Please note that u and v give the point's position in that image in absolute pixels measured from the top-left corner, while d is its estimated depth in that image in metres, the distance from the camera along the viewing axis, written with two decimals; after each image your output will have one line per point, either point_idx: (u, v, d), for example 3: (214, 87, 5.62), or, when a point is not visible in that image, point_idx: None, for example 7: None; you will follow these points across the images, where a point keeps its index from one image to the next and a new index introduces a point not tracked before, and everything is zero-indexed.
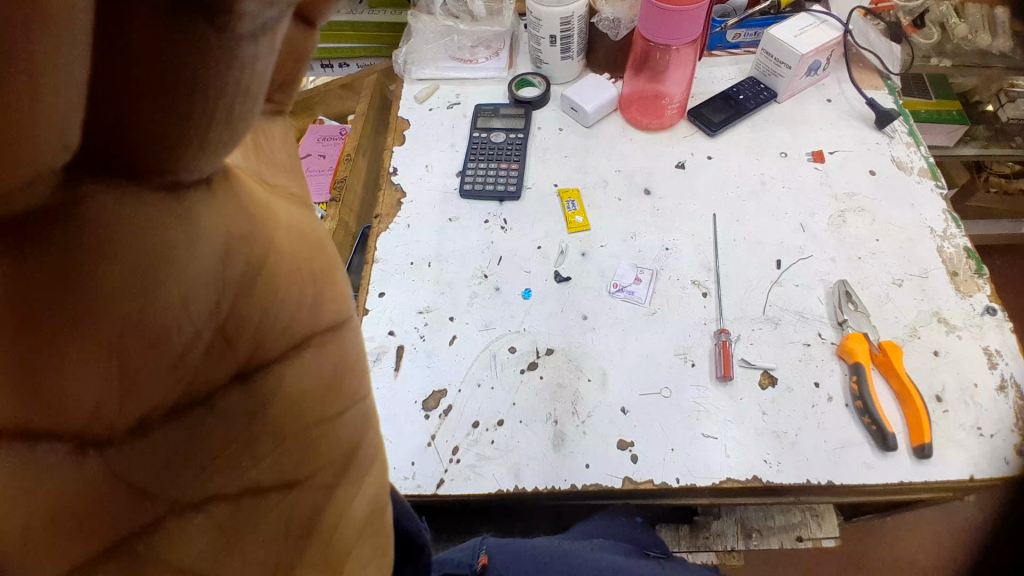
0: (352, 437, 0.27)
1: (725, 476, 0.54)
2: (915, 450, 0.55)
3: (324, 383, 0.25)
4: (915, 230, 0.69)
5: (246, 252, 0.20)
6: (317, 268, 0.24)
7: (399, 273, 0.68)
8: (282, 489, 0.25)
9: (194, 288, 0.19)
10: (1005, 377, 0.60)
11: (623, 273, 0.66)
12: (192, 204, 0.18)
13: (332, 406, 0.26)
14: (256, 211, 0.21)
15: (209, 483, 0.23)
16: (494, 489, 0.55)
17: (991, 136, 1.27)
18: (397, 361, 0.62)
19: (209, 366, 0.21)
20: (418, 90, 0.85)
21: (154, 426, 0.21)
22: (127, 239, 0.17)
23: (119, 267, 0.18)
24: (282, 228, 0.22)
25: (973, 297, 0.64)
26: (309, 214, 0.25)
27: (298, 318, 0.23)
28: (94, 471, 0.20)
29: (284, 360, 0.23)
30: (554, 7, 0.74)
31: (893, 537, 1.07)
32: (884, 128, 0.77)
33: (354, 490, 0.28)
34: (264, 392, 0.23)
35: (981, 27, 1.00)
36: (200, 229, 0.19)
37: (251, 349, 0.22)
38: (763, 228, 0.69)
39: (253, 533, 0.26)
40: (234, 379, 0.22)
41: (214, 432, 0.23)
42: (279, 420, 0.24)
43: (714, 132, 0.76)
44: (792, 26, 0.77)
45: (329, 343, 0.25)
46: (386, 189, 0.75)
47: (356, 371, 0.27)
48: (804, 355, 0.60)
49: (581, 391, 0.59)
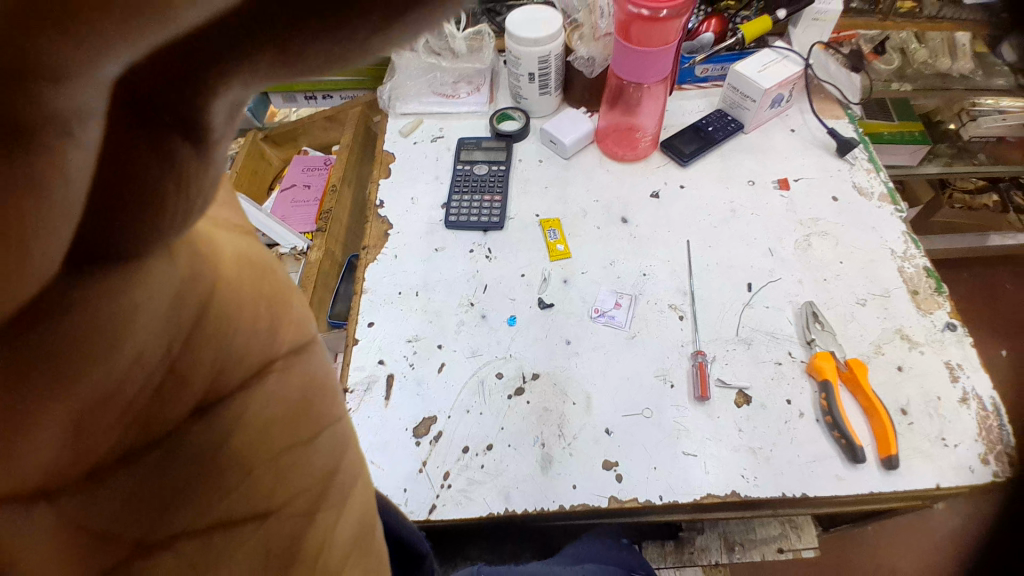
0: (327, 461, 0.25)
1: (705, 492, 0.57)
2: (884, 462, 0.58)
3: (291, 407, 0.23)
4: (877, 253, 0.73)
5: (200, 290, 0.19)
6: (268, 297, 0.23)
7: (388, 303, 0.70)
8: (253, 520, 0.23)
9: (150, 332, 0.18)
10: (966, 390, 0.63)
11: (603, 299, 0.69)
12: (152, 259, 0.17)
13: (302, 427, 0.24)
14: (204, 249, 0.20)
15: (174, 525, 0.21)
16: (485, 512, 0.56)
17: (955, 153, 1.35)
18: (388, 389, 0.64)
19: (171, 405, 0.20)
20: (402, 124, 0.89)
21: (109, 473, 0.19)
22: (92, 306, 0.16)
23: (75, 330, 0.16)
24: (230, 262, 0.21)
25: (933, 314, 0.68)
26: (257, 242, 0.25)
27: (254, 346, 0.22)
28: (47, 520, 0.18)
29: (244, 390, 0.22)
30: (531, 48, 0.78)
31: (875, 545, 1.10)
32: (845, 156, 0.82)
33: (333, 515, 0.26)
34: (226, 422, 0.22)
35: (941, 52, 1.05)
36: (162, 256, 0.17)
37: (210, 381, 0.21)
38: (734, 253, 0.73)
39: (225, 573, 0.22)
40: (193, 413, 0.21)
41: (175, 472, 0.20)
42: (247, 448, 0.22)
43: (686, 162, 0.80)
44: (756, 61, 0.82)
45: (292, 367, 0.24)
46: (374, 221, 0.78)
47: (322, 394, 0.26)
48: (776, 374, 0.63)
49: (566, 415, 0.61)
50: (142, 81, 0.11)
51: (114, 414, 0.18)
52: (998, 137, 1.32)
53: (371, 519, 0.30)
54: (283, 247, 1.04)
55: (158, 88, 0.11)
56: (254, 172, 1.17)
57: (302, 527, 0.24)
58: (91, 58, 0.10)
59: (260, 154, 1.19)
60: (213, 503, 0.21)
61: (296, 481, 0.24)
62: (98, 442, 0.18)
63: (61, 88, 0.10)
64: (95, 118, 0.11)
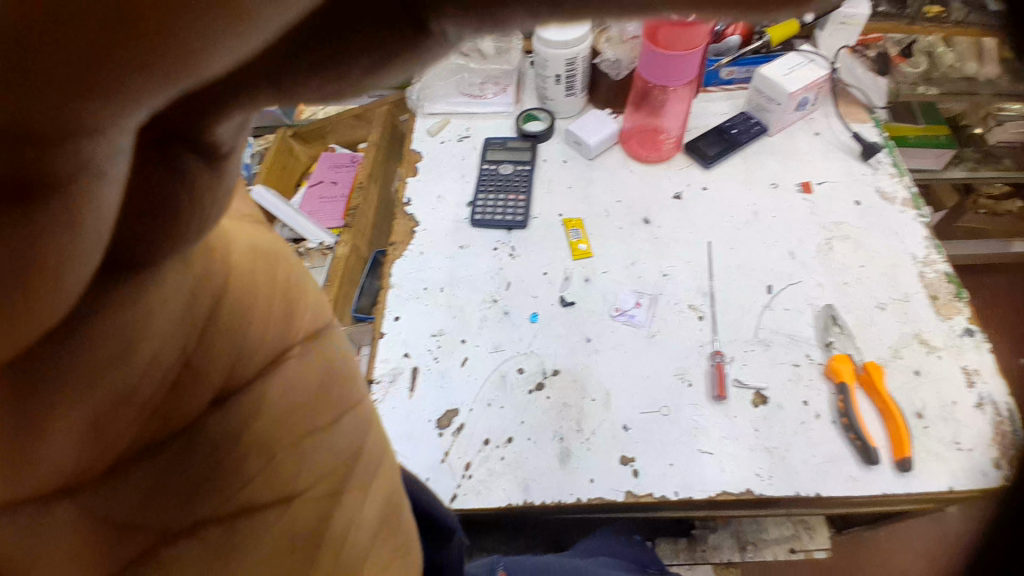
0: (352, 440, 0.31)
1: (720, 489, 0.58)
2: (898, 464, 0.59)
3: (307, 393, 0.29)
4: (899, 257, 0.74)
5: (210, 295, 0.24)
6: (274, 297, 0.28)
7: (415, 298, 0.72)
8: (276, 506, 0.27)
9: (169, 339, 0.22)
10: (983, 396, 0.64)
11: (624, 298, 0.70)
12: (171, 271, 0.21)
13: (316, 416, 0.29)
14: (213, 260, 0.25)
15: (200, 510, 0.25)
16: (505, 503, 0.58)
17: (980, 158, 1.33)
18: (412, 382, 0.66)
19: (190, 400, 0.24)
20: (429, 124, 0.91)
21: (136, 464, 0.23)
22: (125, 320, 0.20)
23: (114, 345, 0.20)
24: (237, 265, 0.26)
25: (953, 319, 0.69)
26: (264, 237, 0.30)
27: (259, 341, 0.27)
28: (73, 516, 0.22)
29: (256, 382, 0.27)
30: (559, 50, 0.79)
31: (889, 549, 1.11)
32: (869, 160, 0.82)
33: (353, 497, 0.31)
34: (242, 412, 0.26)
35: (968, 56, 1.03)
36: (179, 269, 0.22)
37: (225, 375, 0.26)
38: (755, 256, 0.74)
39: (248, 553, 0.26)
40: (211, 405, 0.25)
41: (197, 460, 0.25)
42: (263, 435, 0.27)
43: (708, 164, 0.81)
44: (783, 65, 0.82)
45: (300, 358, 0.29)
46: (400, 218, 0.80)
47: (331, 384, 0.31)
48: (793, 376, 0.65)
49: (585, 410, 0.63)
50: (224, 66, 0.13)
51: (136, 411, 0.22)
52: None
53: (396, 499, 0.35)
54: (311, 242, 1.07)
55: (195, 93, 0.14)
56: (283, 169, 1.21)
57: (326, 509, 0.29)
58: (187, 38, 0.11)
59: (289, 151, 1.22)
60: (242, 488, 0.26)
61: (309, 464, 0.29)
62: (117, 440, 0.22)
63: (123, 96, 0.12)
64: (169, 91, 0.13)
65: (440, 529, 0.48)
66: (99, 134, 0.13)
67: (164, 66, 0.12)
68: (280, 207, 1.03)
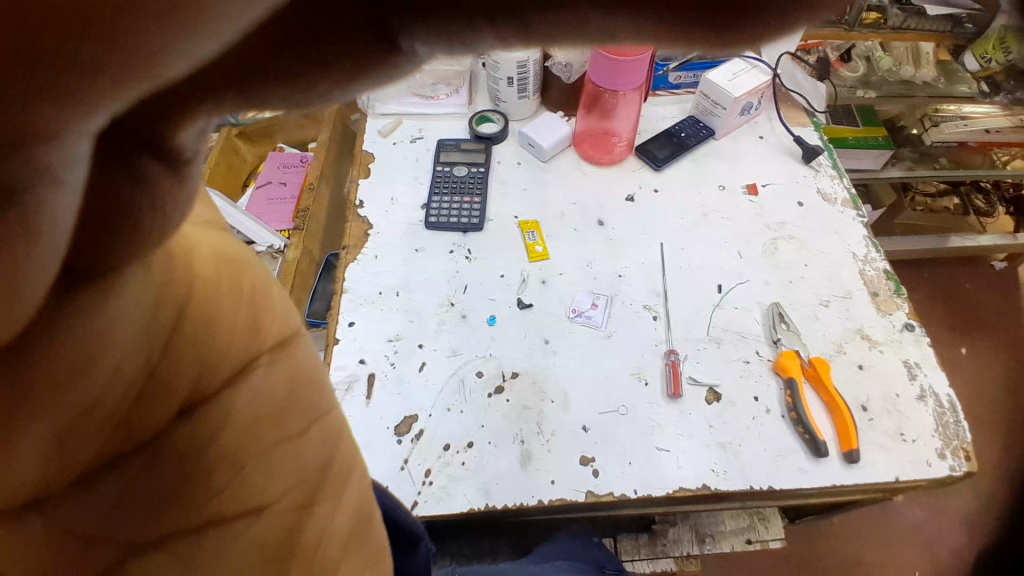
0: (320, 452, 0.29)
1: (679, 485, 0.59)
2: (845, 456, 0.62)
3: (279, 400, 0.27)
4: (840, 256, 0.77)
5: (171, 301, 0.23)
6: (243, 300, 0.27)
7: (369, 303, 0.71)
8: (250, 517, 0.26)
9: (128, 348, 0.21)
10: (924, 386, 0.68)
11: (581, 299, 0.71)
12: (130, 277, 0.20)
13: (291, 421, 0.28)
14: (175, 262, 0.23)
15: (167, 523, 0.24)
16: (466, 508, 0.58)
17: (917, 158, 1.41)
18: (369, 389, 0.65)
19: (155, 410, 0.23)
20: (381, 124, 0.89)
21: (97, 479, 0.22)
22: (80, 328, 0.18)
23: (67, 355, 0.18)
24: (203, 268, 0.25)
25: (893, 315, 0.73)
26: (234, 241, 0.29)
27: (230, 347, 0.26)
28: (35, 532, 0.21)
29: (227, 389, 0.26)
30: (510, 52, 0.78)
31: (834, 534, 1.15)
32: (811, 162, 0.85)
33: (328, 507, 0.29)
34: (211, 422, 0.25)
35: (905, 60, 1.09)
36: (139, 273, 0.20)
37: (191, 384, 0.24)
38: (706, 255, 0.75)
39: (220, 567, 0.25)
40: (177, 415, 0.24)
41: (163, 473, 0.23)
42: (235, 443, 0.25)
43: (660, 166, 0.82)
44: (727, 71, 0.85)
45: (274, 362, 0.28)
46: (354, 221, 0.78)
47: (308, 389, 0.29)
48: (744, 372, 0.67)
49: (545, 412, 0.63)
50: (185, 69, 0.12)
51: (97, 424, 0.21)
52: (959, 142, 1.37)
53: (367, 506, 0.33)
54: (259, 246, 1.03)
55: (160, 97, 0.13)
56: (228, 170, 1.16)
57: (300, 519, 0.28)
58: (145, 40, 0.10)
59: (233, 151, 1.18)
60: (212, 501, 0.25)
61: (285, 473, 0.27)
62: (78, 456, 0.21)
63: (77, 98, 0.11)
64: (130, 92, 0.12)
65: (405, 542, 0.48)
66: (55, 139, 0.12)
67: (117, 69, 0.11)
68: (227, 209, 1.00)
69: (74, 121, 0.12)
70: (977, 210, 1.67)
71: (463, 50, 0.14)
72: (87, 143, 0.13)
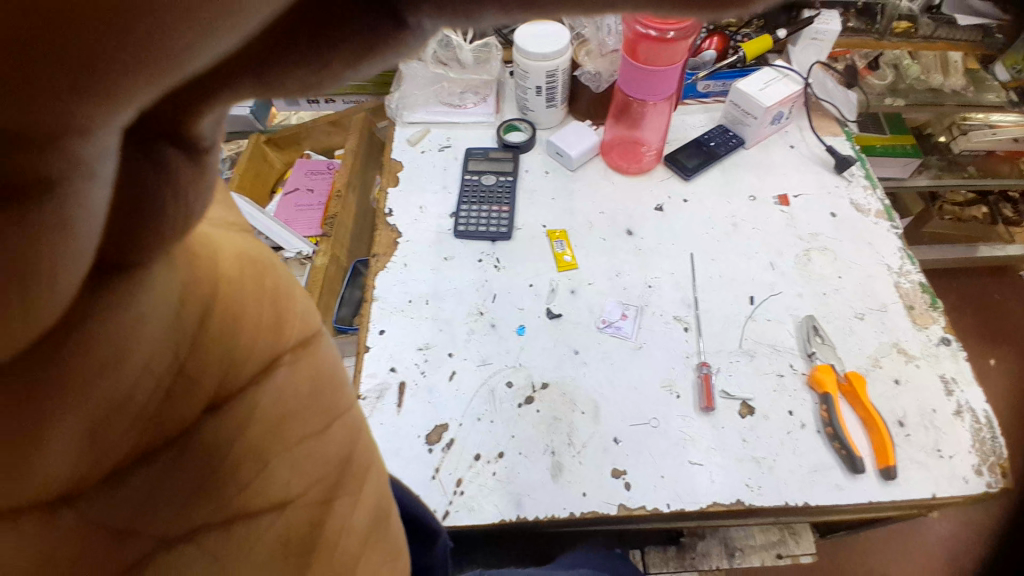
0: (341, 448, 0.29)
1: (712, 501, 0.58)
2: (882, 472, 0.61)
3: (301, 400, 0.27)
4: (874, 268, 0.76)
5: (198, 298, 0.23)
6: (265, 299, 0.27)
7: (399, 311, 0.71)
8: (273, 512, 0.26)
9: (158, 343, 0.21)
10: (962, 403, 0.67)
11: (610, 310, 0.70)
12: (158, 274, 0.20)
13: (312, 420, 0.28)
14: (198, 260, 0.23)
15: (194, 517, 0.23)
16: (497, 519, 0.58)
17: (945, 165, 1.37)
18: (399, 397, 0.65)
19: (184, 408, 0.23)
20: (410, 132, 0.89)
21: (128, 475, 0.22)
22: (113, 320, 0.18)
23: (102, 349, 0.18)
24: (225, 268, 0.25)
25: (929, 329, 0.72)
26: (252, 243, 0.28)
27: (255, 346, 0.25)
28: (69, 529, 0.20)
29: (251, 386, 0.25)
30: (540, 62, 0.79)
31: (862, 550, 1.13)
32: (843, 172, 0.84)
33: (347, 500, 0.29)
34: (236, 419, 0.25)
35: (934, 67, 1.06)
36: (163, 266, 0.20)
37: (217, 382, 0.24)
38: (736, 266, 0.75)
39: (244, 561, 0.25)
40: (204, 412, 0.24)
41: (190, 469, 0.23)
42: (257, 440, 0.25)
43: (689, 175, 0.82)
44: (757, 79, 0.84)
45: (296, 362, 0.28)
46: (382, 230, 0.79)
47: (327, 387, 0.29)
48: (778, 386, 0.66)
49: (575, 424, 0.62)
50: (205, 58, 0.12)
51: (129, 420, 0.21)
52: (988, 150, 1.35)
53: (384, 503, 0.33)
54: (287, 252, 1.04)
55: (179, 87, 0.13)
56: (258, 176, 1.17)
57: (320, 514, 0.28)
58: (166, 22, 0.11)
59: (263, 158, 1.19)
60: (235, 497, 0.25)
61: (306, 469, 0.27)
62: (112, 451, 0.21)
63: (109, 88, 0.11)
64: (158, 84, 0.12)
65: (423, 538, 0.48)
66: (89, 131, 0.12)
67: (144, 54, 0.11)
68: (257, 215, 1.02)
69: (106, 113, 0.12)
70: (1010, 218, 1.64)
71: (471, 28, 0.13)
72: (118, 136, 0.13)
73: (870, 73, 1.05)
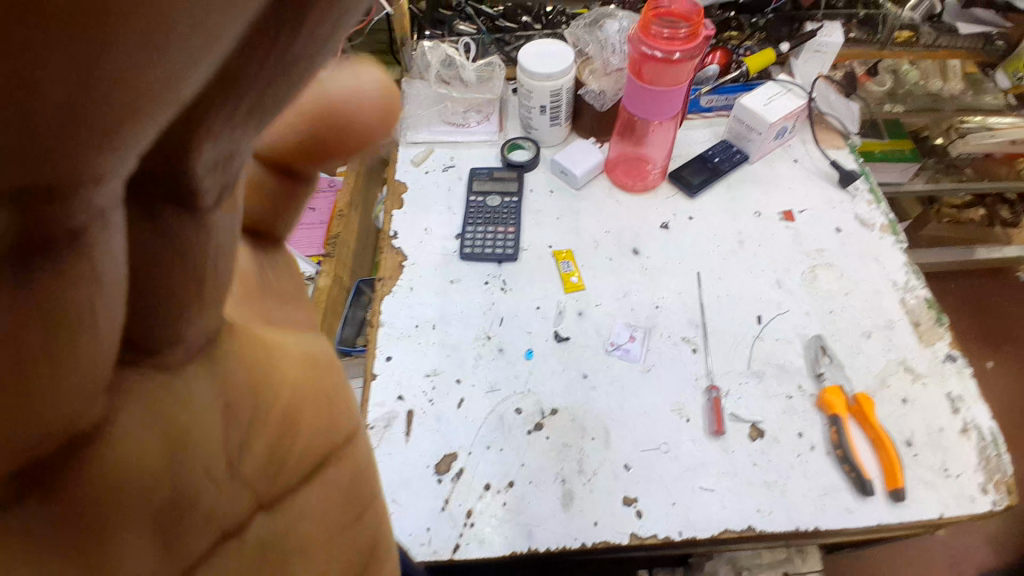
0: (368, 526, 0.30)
1: (723, 528, 0.59)
2: (891, 494, 0.62)
3: (342, 490, 0.27)
4: (880, 284, 0.76)
5: (255, 405, 0.22)
6: (323, 392, 0.26)
7: (405, 337, 0.71)
8: None
9: (213, 450, 0.21)
10: (968, 420, 0.67)
11: (618, 332, 0.70)
12: (188, 376, 0.20)
13: (346, 510, 0.28)
14: (257, 361, 0.23)
15: None
16: (510, 550, 0.58)
17: (943, 169, 1.38)
18: (407, 426, 0.65)
19: (218, 499, 0.22)
20: (413, 153, 0.89)
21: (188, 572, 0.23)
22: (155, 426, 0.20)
23: (148, 452, 0.20)
24: (290, 366, 0.25)
25: (935, 345, 0.72)
26: (314, 338, 0.28)
27: (311, 444, 0.25)
28: None
29: (300, 485, 0.25)
30: (544, 82, 0.79)
31: (866, 559, 1.13)
32: (847, 187, 0.84)
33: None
34: (284, 515, 0.25)
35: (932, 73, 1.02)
36: (206, 369, 0.21)
37: (270, 483, 0.24)
38: (742, 285, 0.75)
39: None
40: (258, 510, 0.24)
41: (240, 562, 0.24)
42: (301, 533, 0.26)
43: (694, 193, 0.82)
44: (761, 94, 0.84)
45: (342, 454, 0.27)
46: (388, 253, 0.79)
47: (366, 474, 0.29)
48: (787, 407, 0.66)
49: (585, 451, 0.62)
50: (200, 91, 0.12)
51: (190, 522, 0.22)
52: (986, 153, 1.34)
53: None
54: None
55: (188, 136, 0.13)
56: None
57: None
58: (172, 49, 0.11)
59: None
60: None
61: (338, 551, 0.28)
62: (174, 551, 0.22)
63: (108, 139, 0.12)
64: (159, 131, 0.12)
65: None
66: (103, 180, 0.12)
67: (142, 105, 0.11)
68: None
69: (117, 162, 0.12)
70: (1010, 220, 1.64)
71: None
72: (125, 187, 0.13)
73: (870, 78, 1.00)
